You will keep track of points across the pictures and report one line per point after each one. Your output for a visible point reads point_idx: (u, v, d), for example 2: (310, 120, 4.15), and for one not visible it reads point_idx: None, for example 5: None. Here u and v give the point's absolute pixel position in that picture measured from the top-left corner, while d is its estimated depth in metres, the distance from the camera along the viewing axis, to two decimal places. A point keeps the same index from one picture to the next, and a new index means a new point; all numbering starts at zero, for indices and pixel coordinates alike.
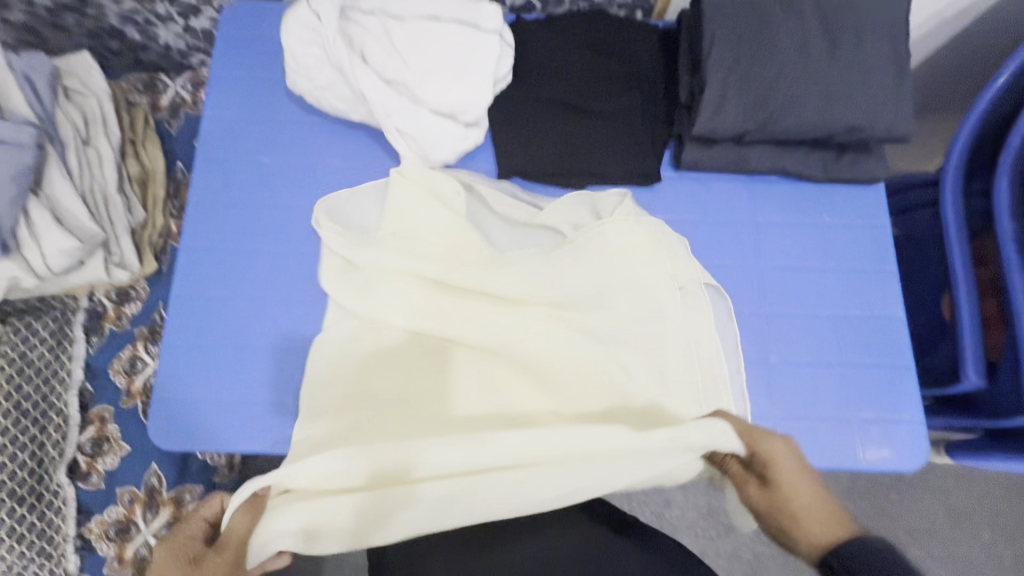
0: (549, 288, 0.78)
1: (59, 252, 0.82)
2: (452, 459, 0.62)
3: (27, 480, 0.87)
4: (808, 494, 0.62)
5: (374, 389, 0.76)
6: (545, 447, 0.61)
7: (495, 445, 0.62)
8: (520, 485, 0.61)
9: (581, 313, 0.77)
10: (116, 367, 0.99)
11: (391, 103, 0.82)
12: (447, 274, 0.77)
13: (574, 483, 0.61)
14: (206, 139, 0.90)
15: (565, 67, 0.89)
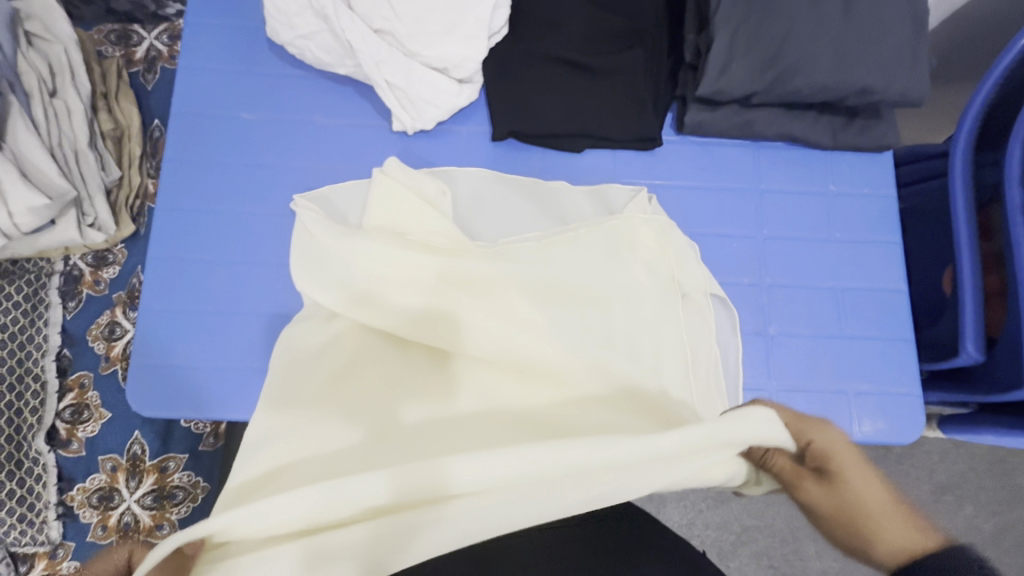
0: (548, 284, 0.74)
1: (27, 210, 0.77)
2: (478, 474, 0.50)
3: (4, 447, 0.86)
4: (873, 495, 0.54)
5: (360, 387, 0.69)
6: (575, 454, 0.50)
7: (524, 472, 0.49)
8: (543, 508, 0.51)
9: (581, 309, 0.73)
10: (94, 334, 0.96)
11: (379, 53, 0.77)
12: (447, 270, 0.72)
13: (612, 497, 0.51)
14: (182, 92, 0.85)
15: (565, 20, 0.84)
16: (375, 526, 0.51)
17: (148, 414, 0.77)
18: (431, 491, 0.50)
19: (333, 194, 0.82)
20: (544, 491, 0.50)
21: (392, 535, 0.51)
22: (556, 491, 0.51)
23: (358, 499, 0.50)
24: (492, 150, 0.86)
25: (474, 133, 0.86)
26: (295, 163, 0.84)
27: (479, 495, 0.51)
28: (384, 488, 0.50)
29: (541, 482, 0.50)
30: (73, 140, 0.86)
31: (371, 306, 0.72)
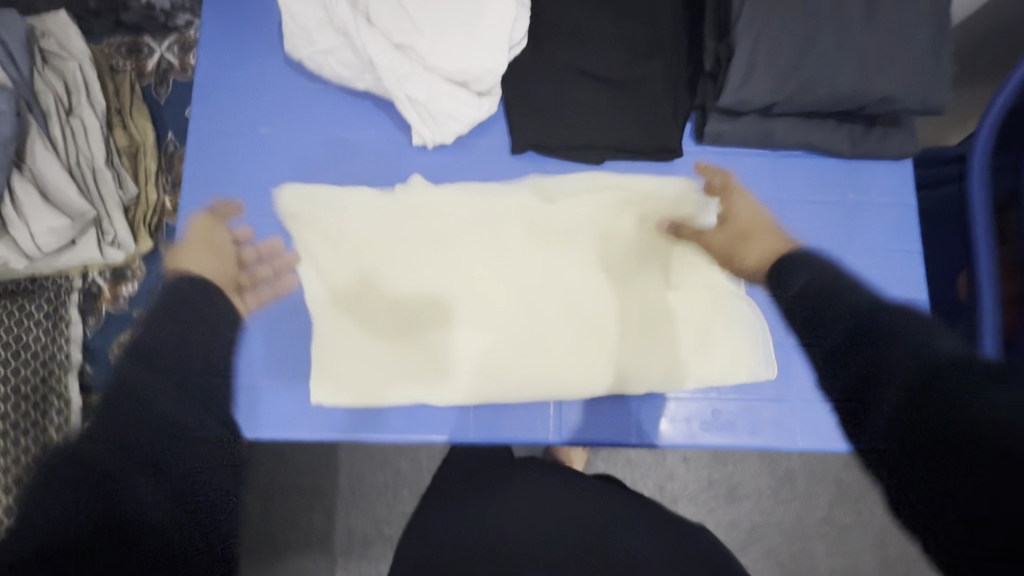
0: (477, 237, 0.83)
1: (48, 230, 0.77)
2: (459, 383, 0.78)
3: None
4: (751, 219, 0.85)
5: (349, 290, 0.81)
6: (516, 367, 0.79)
7: (487, 375, 0.78)
8: (513, 380, 0.78)
9: (520, 234, 0.83)
10: (116, 350, 0.97)
11: (400, 70, 0.76)
12: (396, 236, 0.83)
13: (561, 378, 0.78)
14: (199, 107, 0.84)
15: (584, 31, 0.83)
16: (397, 354, 0.79)
17: None
18: (436, 332, 0.80)
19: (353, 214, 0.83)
20: (513, 336, 0.79)
21: (426, 369, 0.79)
22: (530, 331, 0.80)
23: (394, 330, 0.80)
24: (512, 164, 0.85)
25: (494, 146, 0.85)
26: (314, 178, 0.84)
27: (473, 338, 0.79)
28: (405, 332, 0.80)
29: (512, 321, 0.80)
30: (91, 158, 0.85)
31: (381, 279, 0.81)
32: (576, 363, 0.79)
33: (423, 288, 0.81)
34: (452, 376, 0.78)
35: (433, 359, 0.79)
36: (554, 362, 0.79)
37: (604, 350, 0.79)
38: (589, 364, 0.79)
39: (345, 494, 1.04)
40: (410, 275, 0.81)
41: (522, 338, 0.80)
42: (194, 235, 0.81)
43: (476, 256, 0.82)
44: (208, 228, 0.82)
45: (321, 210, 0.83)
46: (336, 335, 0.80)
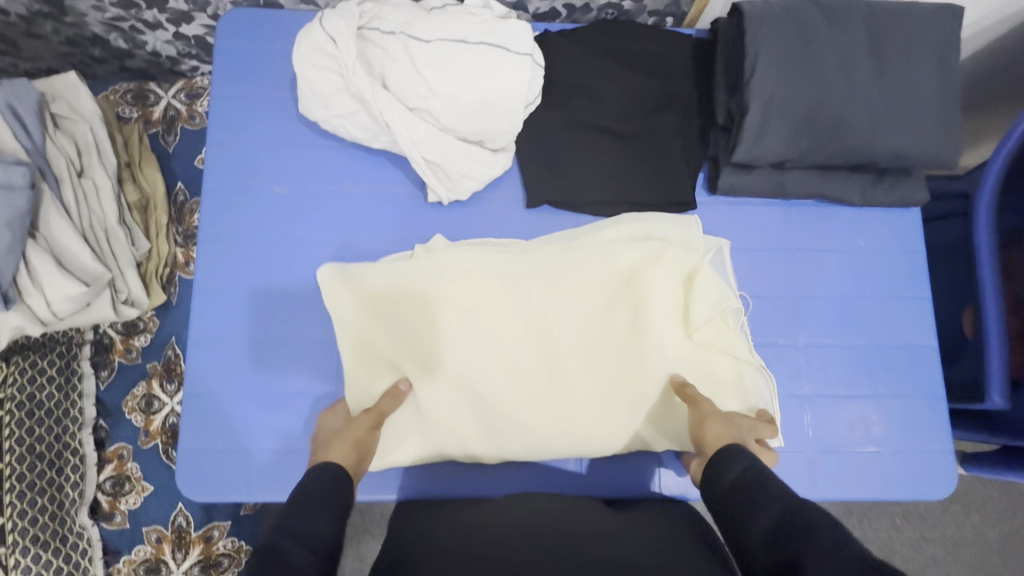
0: (492, 280, 0.81)
1: (65, 298, 0.77)
2: (449, 390, 0.79)
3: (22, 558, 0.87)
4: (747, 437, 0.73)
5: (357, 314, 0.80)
6: (508, 376, 0.80)
7: (476, 383, 0.79)
8: (506, 391, 0.79)
9: (530, 265, 0.82)
10: (131, 406, 0.95)
11: (417, 134, 0.76)
12: (409, 275, 0.81)
13: (551, 391, 0.80)
14: (212, 166, 0.84)
15: (598, 86, 0.83)
16: (412, 399, 0.79)
17: (201, 497, 0.77)
18: (455, 377, 0.79)
19: (366, 275, 0.81)
20: (534, 381, 0.80)
21: (442, 415, 0.79)
22: (548, 377, 0.80)
23: (390, 345, 0.80)
24: (527, 218, 0.86)
25: (508, 200, 0.86)
26: (329, 236, 0.84)
27: (492, 384, 0.79)
28: (421, 375, 0.79)
29: (530, 364, 0.80)
30: (103, 219, 0.85)
31: (385, 293, 0.81)
32: (593, 410, 0.79)
33: (443, 331, 0.80)
34: (439, 375, 0.79)
35: (451, 402, 0.79)
36: (547, 376, 0.80)
37: (620, 401, 0.80)
38: (604, 414, 0.79)
39: (356, 520, 1.06)
40: (427, 320, 0.80)
41: (540, 383, 0.80)
42: (346, 433, 0.72)
43: (499, 300, 0.81)
44: (367, 432, 0.73)
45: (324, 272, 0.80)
46: (352, 376, 0.78)
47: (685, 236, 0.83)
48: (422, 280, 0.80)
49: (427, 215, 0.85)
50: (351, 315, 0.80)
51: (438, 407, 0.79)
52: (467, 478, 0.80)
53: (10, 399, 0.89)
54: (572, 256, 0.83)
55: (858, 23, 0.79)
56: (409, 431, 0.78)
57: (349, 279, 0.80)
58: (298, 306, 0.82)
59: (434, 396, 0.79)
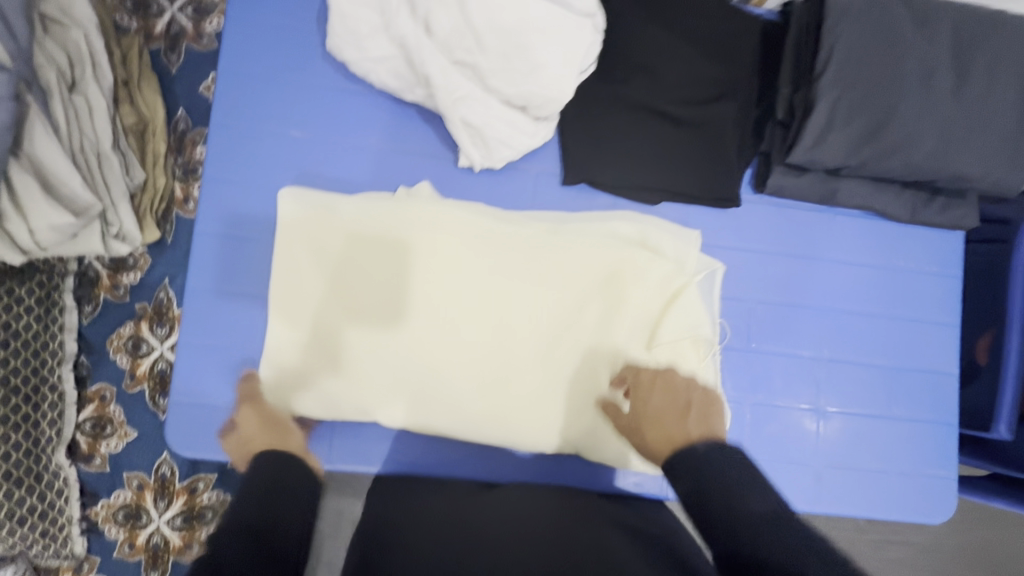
0: (476, 243, 0.75)
1: (50, 228, 0.69)
2: (400, 349, 0.72)
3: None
4: (663, 406, 0.68)
5: (320, 256, 0.73)
6: (466, 347, 0.74)
7: (436, 348, 0.73)
8: (462, 362, 0.74)
9: (513, 241, 0.76)
10: (116, 345, 0.90)
11: (458, 91, 0.69)
12: (382, 225, 0.74)
13: (511, 370, 0.75)
14: (223, 97, 0.75)
15: (660, 61, 0.76)
16: (375, 379, 0.72)
17: (185, 453, 0.71)
18: (427, 354, 0.73)
19: (335, 242, 0.73)
20: (505, 373, 0.75)
21: (412, 399, 0.72)
22: (522, 369, 0.75)
23: (354, 289, 0.73)
24: (561, 195, 0.80)
25: (543, 173, 0.80)
26: (295, 188, 0.74)
27: (460, 371, 0.73)
28: (386, 352, 0.72)
29: (502, 354, 0.75)
30: (96, 143, 0.76)
31: (350, 238, 0.73)
32: (561, 410, 0.75)
33: (414, 307, 0.74)
34: (397, 326, 0.73)
35: (416, 385, 0.72)
36: (511, 352, 0.75)
37: (589, 406, 0.75)
38: (574, 415, 0.75)
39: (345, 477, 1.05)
40: (400, 293, 0.73)
41: (513, 375, 0.75)
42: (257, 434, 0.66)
43: (473, 280, 0.75)
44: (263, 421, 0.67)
45: (287, 233, 0.73)
46: (315, 347, 0.72)
47: (680, 253, 0.79)
48: (400, 233, 0.74)
49: (454, 180, 0.78)
50: (317, 280, 0.73)
51: (384, 362, 0.72)
52: (471, 462, 0.76)
53: None
54: (558, 239, 0.77)
55: (945, 28, 0.74)
56: (348, 383, 0.71)
57: (312, 242, 0.73)
58: (265, 248, 0.74)
59: (381, 353, 0.72)
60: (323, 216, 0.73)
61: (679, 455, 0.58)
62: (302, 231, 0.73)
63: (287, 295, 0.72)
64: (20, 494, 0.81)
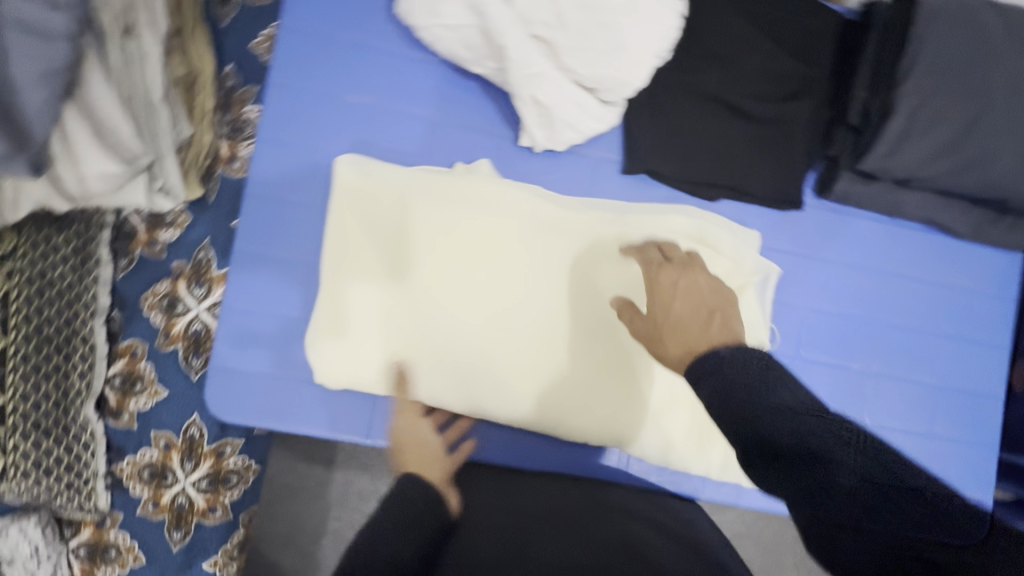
0: (530, 225, 0.73)
1: (99, 177, 0.68)
2: (447, 327, 0.71)
3: (23, 445, 0.79)
4: (683, 308, 0.59)
5: (372, 224, 0.71)
6: (513, 330, 0.72)
7: (483, 328, 0.71)
8: (508, 344, 0.72)
9: (568, 227, 0.74)
10: (150, 302, 0.88)
11: (532, 66, 0.66)
12: (436, 198, 0.72)
13: (557, 357, 0.73)
14: (282, 55, 0.73)
15: (737, 51, 0.74)
16: (409, 353, 0.70)
17: (229, 420, 0.70)
18: (473, 334, 0.71)
19: (388, 211, 0.71)
20: (542, 359, 0.72)
21: (455, 378, 0.71)
22: (563, 355, 0.73)
23: (403, 261, 0.71)
24: (619, 184, 0.78)
25: (603, 159, 0.78)
26: (355, 157, 0.71)
27: (496, 353, 0.71)
28: (421, 325, 0.70)
29: (540, 339, 0.72)
30: (146, 91, 0.73)
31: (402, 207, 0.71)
32: (594, 400, 0.73)
33: (453, 282, 0.71)
34: (445, 303, 0.71)
35: (449, 364, 0.70)
36: (558, 338, 0.73)
37: (620, 401, 0.74)
38: (607, 407, 0.73)
39: None
40: (439, 266, 0.71)
41: (550, 361, 0.72)
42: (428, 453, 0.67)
43: (524, 261, 0.73)
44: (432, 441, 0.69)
45: (338, 198, 0.70)
46: (352, 316, 0.70)
47: (738, 251, 0.77)
48: (453, 209, 0.72)
49: (513, 160, 0.76)
50: (359, 247, 0.71)
51: (429, 338, 0.70)
52: (512, 449, 0.73)
53: (19, 272, 0.79)
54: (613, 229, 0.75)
55: None
56: (392, 358, 0.70)
57: (362, 209, 0.71)
58: (314, 213, 0.72)
59: (428, 330, 0.70)
60: (367, 182, 0.71)
61: (706, 357, 0.52)
62: (352, 195, 0.71)
63: (336, 263, 0.70)
64: (48, 444, 0.81)
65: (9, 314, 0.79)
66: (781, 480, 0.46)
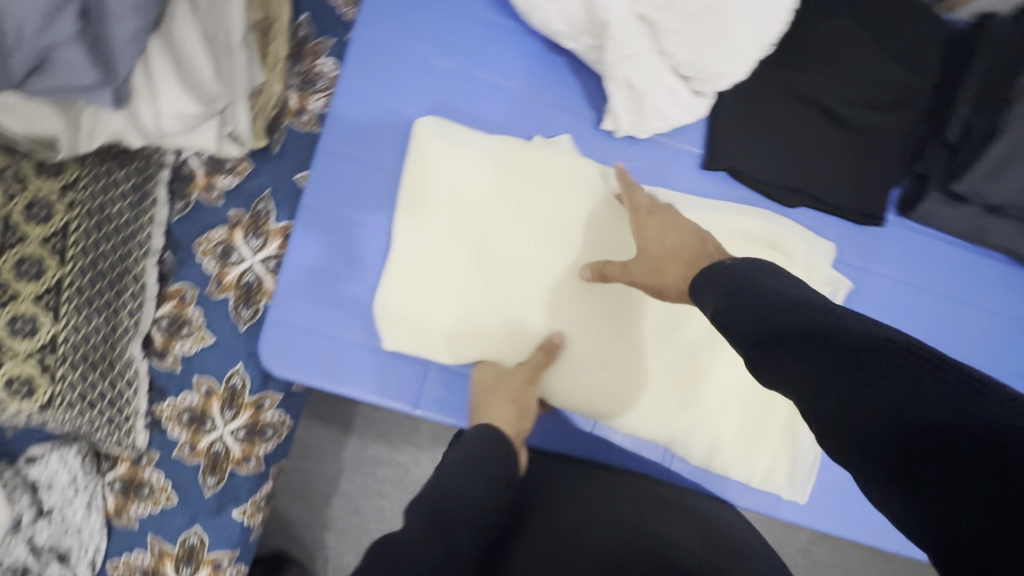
0: (601, 208, 0.72)
1: (177, 114, 0.70)
2: (510, 301, 0.70)
3: (71, 377, 0.78)
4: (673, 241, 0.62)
5: (443, 186, 0.70)
6: (576, 310, 0.71)
7: (545, 306, 0.70)
8: (570, 323, 0.71)
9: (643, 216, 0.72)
10: (205, 248, 0.87)
11: (631, 47, 0.64)
12: (506, 167, 0.71)
13: (617, 343, 0.72)
14: (371, 10, 0.71)
15: (840, 55, 0.71)
16: (469, 327, 0.69)
17: (281, 374, 0.68)
18: (535, 310, 0.70)
19: (461, 175, 0.70)
20: (600, 347, 0.71)
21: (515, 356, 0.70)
22: (622, 341, 0.72)
23: (472, 228, 0.70)
24: (696, 179, 0.75)
25: (683, 151, 0.75)
26: (430, 121, 0.70)
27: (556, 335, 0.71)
28: (484, 299, 0.70)
29: (599, 326, 0.72)
30: (227, 33, 0.72)
31: (472, 169, 0.70)
32: (645, 394, 0.72)
33: (519, 259, 0.71)
34: (509, 276, 0.70)
35: (510, 339, 0.70)
36: (618, 322, 0.72)
37: (671, 396, 0.73)
38: (658, 403, 0.72)
39: (397, 420, 1.05)
40: (507, 241, 0.71)
41: (607, 349, 0.72)
42: (505, 392, 0.64)
43: (591, 242, 0.71)
44: (523, 383, 0.65)
45: (415, 161, 0.69)
46: (416, 282, 0.69)
47: (813, 262, 0.74)
48: (522, 180, 0.71)
49: (590, 143, 0.74)
50: (431, 212, 0.70)
51: (492, 310, 0.70)
52: (556, 434, 0.72)
53: (80, 204, 0.79)
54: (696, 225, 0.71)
55: None
56: (452, 327, 0.69)
57: (436, 170, 0.70)
58: (384, 171, 0.71)
59: (492, 301, 0.70)
60: (442, 147, 0.70)
61: (709, 277, 0.55)
62: (421, 158, 0.69)
63: (406, 224, 0.69)
64: (94, 377, 0.80)
65: (67, 245, 0.77)
66: (788, 365, 0.45)
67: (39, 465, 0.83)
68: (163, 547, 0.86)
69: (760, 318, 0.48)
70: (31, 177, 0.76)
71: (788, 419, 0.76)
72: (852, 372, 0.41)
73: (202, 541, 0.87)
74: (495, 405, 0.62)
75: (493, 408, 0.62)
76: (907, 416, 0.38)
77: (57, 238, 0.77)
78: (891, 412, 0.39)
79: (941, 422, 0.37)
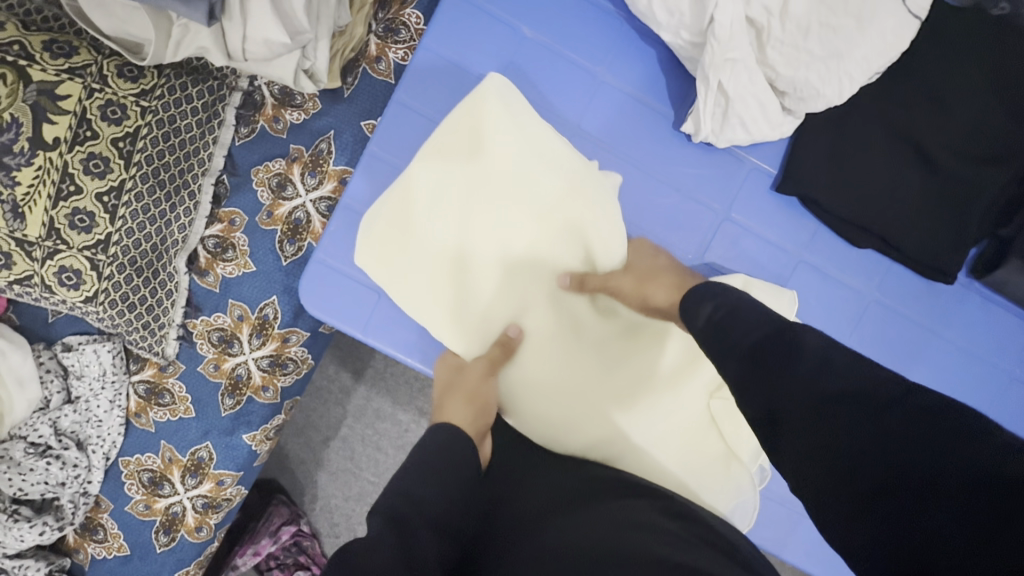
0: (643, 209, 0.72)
1: (264, 41, 0.74)
2: (543, 279, 0.71)
3: (118, 276, 0.82)
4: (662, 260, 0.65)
5: (498, 154, 0.70)
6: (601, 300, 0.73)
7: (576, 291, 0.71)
8: (594, 312, 0.73)
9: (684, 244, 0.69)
10: (261, 178, 0.86)
11: (730, 52, 0.62)
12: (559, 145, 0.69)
13: (640, 339, 0.73)
14: None
15: (945, 99, 0.68)
16: (501, 299, 0.71)
17: (312, 311, 0.69)
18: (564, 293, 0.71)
19: (516, 145, 0.69)
20: (565, 341, 0.72)
21: (541, 335, 0.71)
22: (643, 337, 0.73)
23: (518, 202, 0.70)
24: (766, 199, 0.73)
25: (759, 168, 0.72)
26: (506, 88, 0.68)
27: (544, 319, 0.71)
28: (520, 272, 0.71)
29: (571, 325, 0.71)
30: None
31: (525, 140, 0.69)
32: (584, 407, 0.71)
33: (526, 240, 0.70)
34: (546, 253, 0.71)
35: (536, 315, 0.71)
36: (642, 319, 0.73)
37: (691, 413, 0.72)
38: (600, 414, 0.71)
39: (414, 382, 1.07)
40: (524, 221, 0.70)
41: (601, 352, 0.72)
42: (460, 388, 0.64)
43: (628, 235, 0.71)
44: (480, 381, 0.66)
45: (481, 114, 0.68)
46: (458, 245, 0.70)
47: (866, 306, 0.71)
48: (574, 159, 0.69)
49: (667, 146, 0.72)
50: (461, 170, 0.69)
51: (525, 285, 0.71)
52: (580, 433, 0.70)
53: (152, 113, 0.80)
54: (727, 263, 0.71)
55: None
56: (486, 297, 0.70)
57: (495, 136, 0.69)
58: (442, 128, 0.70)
59: (526, 276, 0.71)
60: (497, 110, 0.69)
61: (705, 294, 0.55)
62: (467, 112, 0.68)
63: (458, 186, 0.69)
64: (137, 281, 0.83)
65: (133, 150, 0.79)
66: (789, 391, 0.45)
67: (74, 354, 0.87)
68: (173, 455, 0.89)
69: (769, 346, 0.48)
70: (111, 80, 0.78)
71: (721, 456, 0.72)
72: (855, 413, 0.43)
73: (210, 456, 0.90)
74: (452, 400, 0.63)
75: (447, 404, 0.63)
76: (904, 461, 0.41)
77: (125, 142, 0.79)
78: (887, 453, 0.41)
79: (921, 473, 0.40)
